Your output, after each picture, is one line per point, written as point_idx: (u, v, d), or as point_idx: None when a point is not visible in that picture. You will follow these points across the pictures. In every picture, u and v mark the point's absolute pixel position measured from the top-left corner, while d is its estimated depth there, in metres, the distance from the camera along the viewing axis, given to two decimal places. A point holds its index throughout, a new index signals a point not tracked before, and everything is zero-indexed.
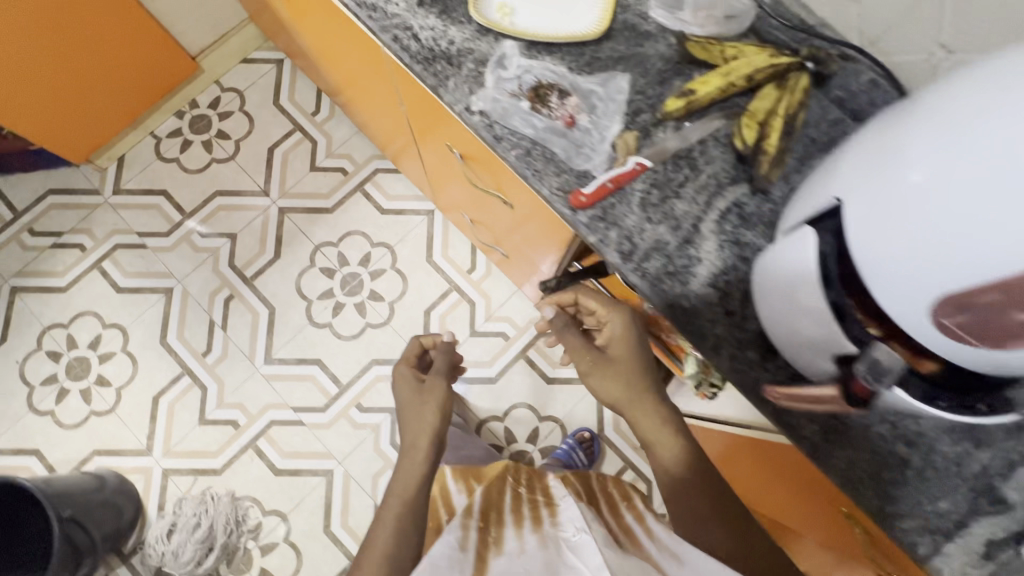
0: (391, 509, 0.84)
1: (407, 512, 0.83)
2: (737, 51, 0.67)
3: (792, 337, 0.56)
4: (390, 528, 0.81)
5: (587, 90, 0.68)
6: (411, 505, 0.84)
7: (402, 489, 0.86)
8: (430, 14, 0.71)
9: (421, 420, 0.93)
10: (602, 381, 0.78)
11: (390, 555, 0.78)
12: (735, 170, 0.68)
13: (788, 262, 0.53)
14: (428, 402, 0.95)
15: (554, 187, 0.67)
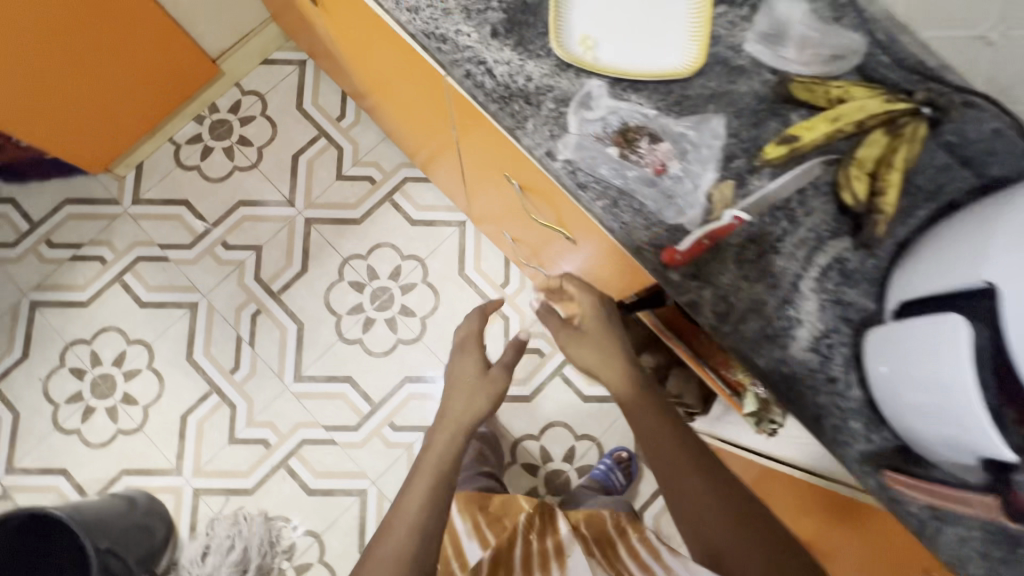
0: (423, 479, 0.89)
1: (435, 484, 0.88)
2: (845, 92, 0.62)
3: (920, 422, 0.53)
4: (419, 498, 0.86)
5: (679, 134, 0.63)
6: (439, 478, 0.89)
7: (434, 460, 0.91)
8: (505, 47, 0.64)
9: (467, 399, 1.00)
10: (577, 350, 0.88)
11: (416, 527, 0.83)
12: (837, 222, 0.62)
13: (933, 351, 0.48)
14: (479, 386, 1.02)
15: (643, 241, 0.62)
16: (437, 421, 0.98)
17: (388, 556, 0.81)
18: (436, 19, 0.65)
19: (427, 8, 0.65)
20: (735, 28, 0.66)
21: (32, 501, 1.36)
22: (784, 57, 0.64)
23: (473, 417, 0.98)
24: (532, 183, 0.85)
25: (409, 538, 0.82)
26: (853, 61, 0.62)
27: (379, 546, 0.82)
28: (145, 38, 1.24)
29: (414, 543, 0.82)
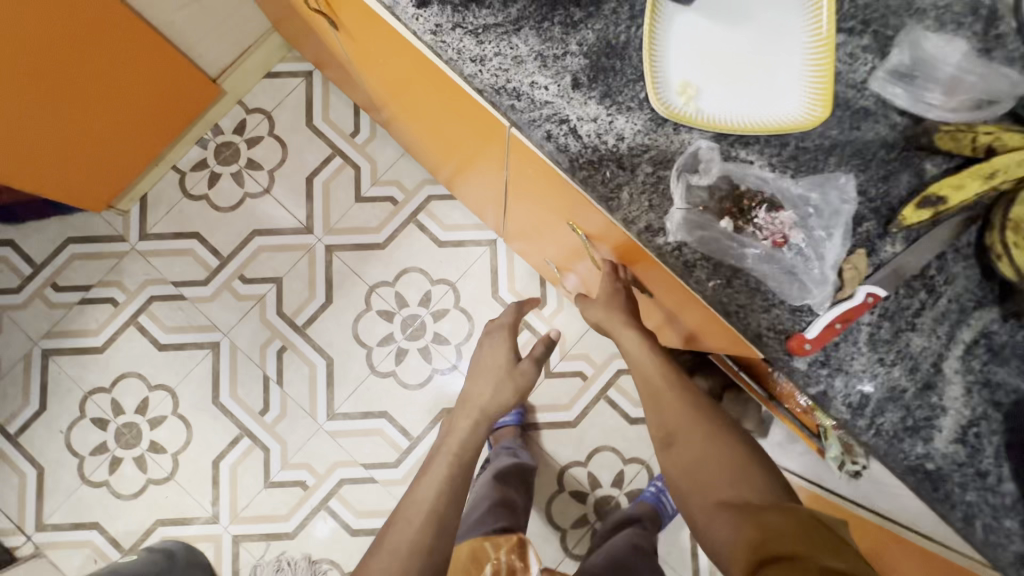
0: (439, 467, 0.83)
1: (456, 472, 0.82)
2: (997, 139, 0.51)
3: None
4: (438, 481, 0.81)
5: (799, 197, 0.54)
6: (458, 463, 0.83)
7: (453, 445, 0.86)
8: (590, 100, 0.55)
9: (489, 388, 0.93)
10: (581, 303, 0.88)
11: (431, 511, 0.77)
12: (982, 290, 0.55)
13: None
14: (505, 379, 0.94)
15: (763, 325, 0.54)
16: (457, 408, 0.93)
17: (401, 543, 0.74)
18: (506, 70, 0.55)
19: (495, 58, 0.55)
20: (857, 62, 0.56)
21: (66, 558, 1.31)
22: (923, 99, 0.54)
23: (496, 409, 0.91)
24: (605, 239, 0.71)
25: (423, 529, 0.75)
26: (1006, 103, 0.52)
27: (390, 534, 0.76)
28: (140, 67, 1.12)
29: (430, 536, 0.75)
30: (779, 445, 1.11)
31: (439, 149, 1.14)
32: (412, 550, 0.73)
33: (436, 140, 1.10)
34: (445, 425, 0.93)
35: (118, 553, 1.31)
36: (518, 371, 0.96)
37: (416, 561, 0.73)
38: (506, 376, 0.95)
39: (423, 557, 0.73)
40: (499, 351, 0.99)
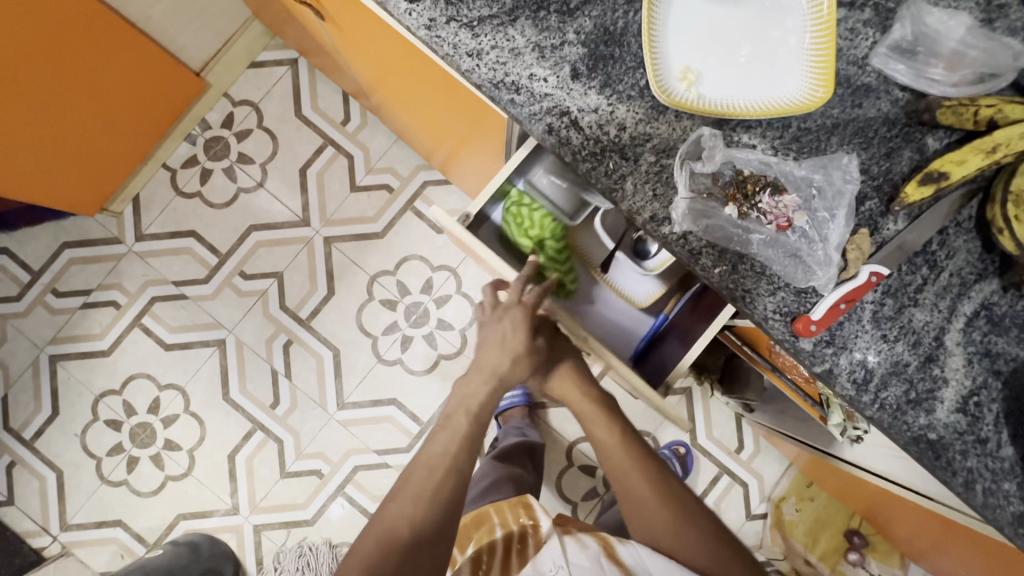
0: (455, 427, 0.75)
1: (473, 436, 0.75)
2: (998, 111, 0.51)
3: None
4: (453, 440, 0.73)
5: (802, 179, 0.54)
6: (475, 425, 0.76)
7: (472, 403, 0.77)
8: (589, 90, 0.54)
9: (506, 359, 0.79)
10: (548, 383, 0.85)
11: (452, 465, 0.71)
12: (982, 263, 0.56)
13: None
14: (521, 356, 0.80)
15: (770, 307, 0.55)
16: (470, 370, 0.81)
17: (422, 487, 0.68)
18: (504, 63, 0.54)
19: (492, 51, 0.54)
20: (857, 37, 0.56)
21: (92, 555, 1.34)
22: (925, 75, 0.54)
23: (514, 380, 0.80)
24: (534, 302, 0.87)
25: (447, 478, 0.69)
26: (1008, 76, 0.52)
27: (409, 482, 0.70)
28: (120, 64, 1.09)
29: (452, 484, 0.69)
30: (782, 414, 1.14)
31: (430, 134, 1.12)
32: (434, 499, 0.67)
33: (425, 126, 1.08)
34: (458, 382, 0.82)
35: (144, 548, 1.35)
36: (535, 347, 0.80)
37: (437, 507, 0.67)
38: (521, 353, 0.80)
39: (444, 506, 0.67)
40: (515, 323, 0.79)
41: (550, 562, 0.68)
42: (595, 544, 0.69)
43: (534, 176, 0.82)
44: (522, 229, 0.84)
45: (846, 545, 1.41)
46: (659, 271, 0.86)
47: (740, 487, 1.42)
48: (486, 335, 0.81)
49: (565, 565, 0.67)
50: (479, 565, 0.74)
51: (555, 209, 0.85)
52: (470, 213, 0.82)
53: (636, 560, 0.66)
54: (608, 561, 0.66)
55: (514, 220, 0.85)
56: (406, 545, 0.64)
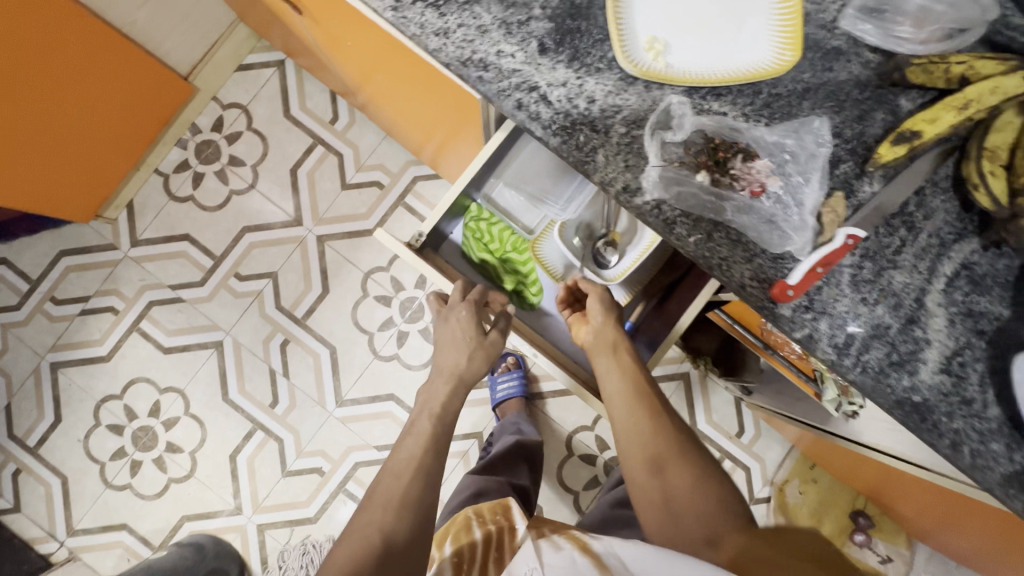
0: (420, 431, 0.73)
1: (439, 434, 0.73)
2: (969, 67, 0.50)
3: None
4: (417, 444, 0.71)
5: (775, 145, 0.54)
6: (440, 420, 0.75)
7: (434, 406, 0.76)
8: (558, 64, 0.54)
9: (464, 357, 0.80)
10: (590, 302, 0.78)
11: (419, 468, 0.68)
12: (961, 222, 0.55)
13: None
14: (476, 349, 0.80)
15: (745, 276, 0.54)
16: (431, 373, 0.80)
17: (388, 494, 0.66)
18: (471, 40, 0.55)
19: (458, 29, 0.55)
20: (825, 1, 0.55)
21: (99, 559, 1.35)
22: (894, 34, 0.54)
23: (475, 376, 0.80)
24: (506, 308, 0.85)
25: (415, 481, 0.67)
26: (977, 32, 0.52)
27: (379, 489, 0.67)
28: (110, 73, 1.10)
29: (419, 486, 0.67)
30: (779, 394, 1.13)
31: (419, 130, 1.12)
32: (404, 504, 0.64)
33: (413, 121, 1.08)
34: (419, 391, 0.81)
35: (150, 550, 1.36)
36: (488, 341, 0.80)
37: (407, 515, 0.64)
38: (476, 346, 0.80)
39: (415, 510, 0.64)
40: (465, 322, 0.80)
41: (523, 565, 0.56)
42: (567, 543, 0.56)
43: (491, 191, 0.86)
44: (481, 243, 0.88)
45: (852, 526, 1.40)
46: (617, 281, 0.84)
47: (741, 471, 1.42)
48: (439, 340, 0.81)
49: (538, 568, 0.54)
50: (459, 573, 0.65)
51: (513, 223, 0.89)
52: (423, 233, 0.81)
53: (609, 547, 0.52)
54: (581, 556, 0.53)
55: (472, 235, 0.88)
56: (379, 551, 0.60)
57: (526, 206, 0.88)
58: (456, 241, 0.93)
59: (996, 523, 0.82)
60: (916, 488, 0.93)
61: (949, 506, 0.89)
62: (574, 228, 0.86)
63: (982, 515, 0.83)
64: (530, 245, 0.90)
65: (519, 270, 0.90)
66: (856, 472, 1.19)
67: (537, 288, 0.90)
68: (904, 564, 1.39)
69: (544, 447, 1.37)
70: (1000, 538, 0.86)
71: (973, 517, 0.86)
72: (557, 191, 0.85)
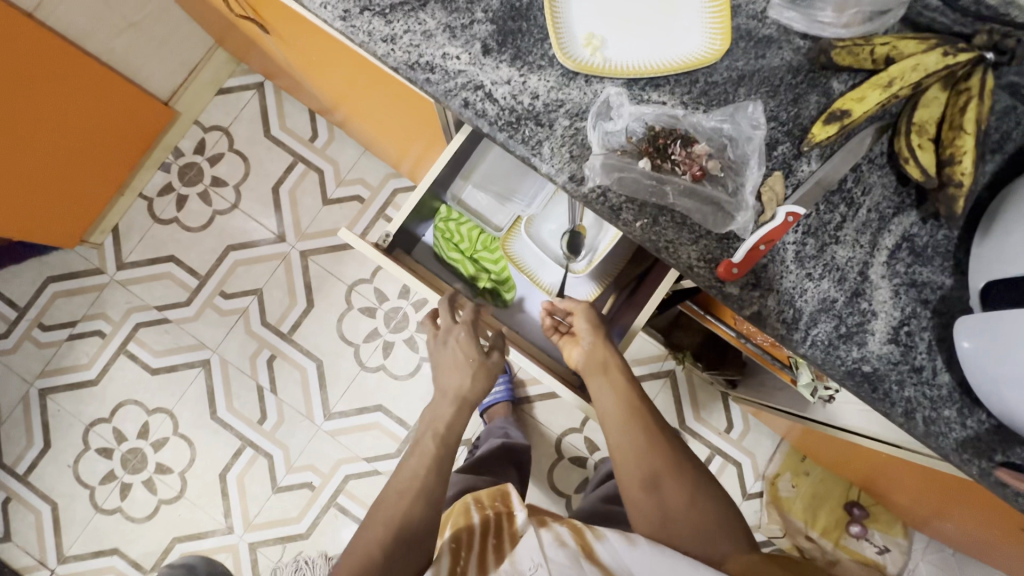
0: (424, 449, 0.70)
1: (445, 455, 0.70)
2: (893, 48, 0.52)
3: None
4: (422, 462, 0.68)
5: (713, 130, 0.56)
6: (446, 440, 0.72)
7: (439, 426, 0.73)
8: (501, 64, 0.57)
9: (467, 378, 0.77)
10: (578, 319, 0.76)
11: (422, 487, 0.65)
12: (899, 196, 0.57)
13: None
14: (478, 370, 0.78)
15: (693, 257, 0.56)
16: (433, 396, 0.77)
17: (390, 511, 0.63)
18: (418, 45, 0.57)
19: (405, 35, 0.57)
20: None
21: None
22: (817, 20, 0.56)
23: (479, 397, 0.78)
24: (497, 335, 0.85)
25: (418, 500, 0.64)
26: (897, 13, 0.54)
27: (380, 507, 0.64)
28: (91, 100, 1.14)
29: (421, 508, 0.63)
30: (762, 385, 1.14)
31: (393, 141, 1.14)
32: (405, 528, 0.61)
33: (386, 133, 1.10)
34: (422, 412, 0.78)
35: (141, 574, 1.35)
36: (490, 362, 0.79)
37: (407, 538, 0.60)
38: (478, 367, 0.78)
39: (416, 535, 0.61)
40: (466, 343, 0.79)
41: (527, 559, 0.54)
42: (573, 540, 0.56)
43: (460, 192, 0.88)
44: (451, 243, 0.89)
45: (847, 518, 1.40)
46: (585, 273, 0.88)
47: (732, 467, 1.42)
48: (439, 363, 0.79)
49: (544, 564, 0.53)
50: (455, 560, 0.57)
51: (484, 223, 0.90)
52: (389, 233, 0.83)
53: (616, 556, 0.54)
54: (588, 563, 0.53)
55: (442, 235, 0.89)
56: (380, 568, 0.58)
57: (497, 205, 0.89)
58: (428, 242, 0.95)
59: (987, 509, 0.82)
60: (910, 477, 0.93)
61: (943, 494, 0.89)
62: (543, 225, 0.89)
63: (970, 502, 0.83)
64: (501, 242, 0.90)
65: (492, 270, 0.90)
66: (847, 463, 1.19)
67: (511, 285, 0.92)
68: (902, 553, 1.38)
69: (533, 451, 1.37)
70: (993, 522, 0.86)
71: (965, 503, 0.85)
72: (523, 189, 0.88)
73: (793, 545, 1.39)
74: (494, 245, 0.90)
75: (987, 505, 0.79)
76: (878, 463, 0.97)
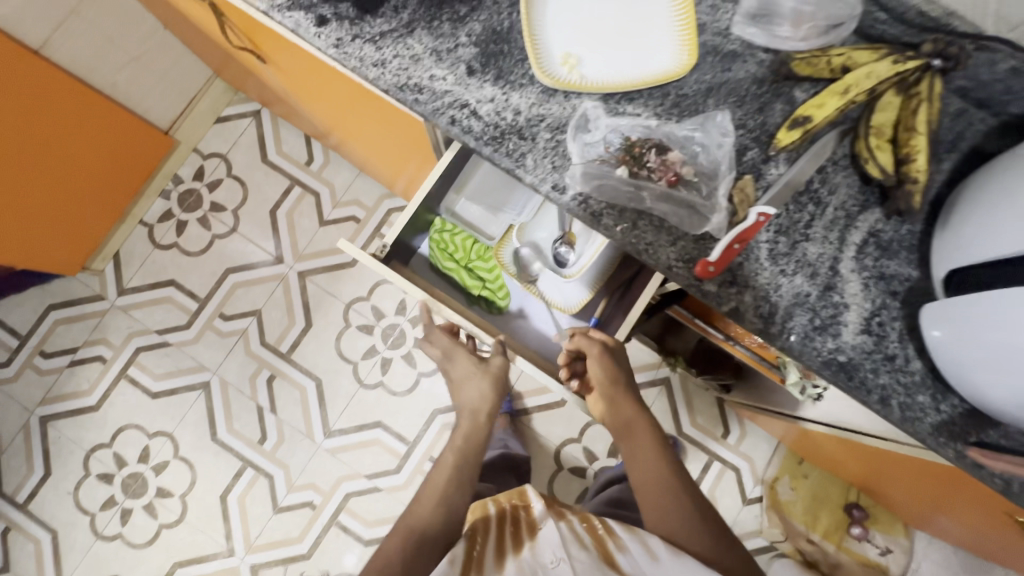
0: (445, 462, 0.71)
1: (464, 466, 0.71)
2: (848, 58, 0.57)
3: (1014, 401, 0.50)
4: (447, 475, 0.69)
5: (685, 138, 0.60)
6: (465, 453, 0.72)
7: (457, 439, 0.74)
8: (484, 83, 0.61)
9: (480, 394, 0.78)
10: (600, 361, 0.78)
11: (443, 497, 0.66)
12: (864, 195, 0.61)
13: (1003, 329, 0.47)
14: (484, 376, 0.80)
15: (673, 258, 0.59)
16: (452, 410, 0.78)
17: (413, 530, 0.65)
18: (406, 68, 0.61)
19: (394, 59, 0.61)
20: (718, 12, 0.63)
21: None
22: (777, 34, 0.60)
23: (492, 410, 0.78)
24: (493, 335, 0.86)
25: (438, 509, 0.65)
26: (849, 25, 0.55)
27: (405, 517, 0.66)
28: (93, 129, 1.18)
29: (442, 521, 0.65)
30: (754, 387, 1.16)
31: (386, 162, 1.17)
32: (423, 537, 0.63)
33: (380, 154, 1.13)
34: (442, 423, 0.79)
35: None
36: (493, 368, 0.81)
37: (425, 546, 0.63)
38: (485, 375, 0.80)
39: (433, 541, 0.63)
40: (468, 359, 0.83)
41: (548, 553, 0.61)
42: (593, 544, 0.62)
43: (453, 205, 0.90)
44: (446, 253, 0.94)
45: (848, 520, 1.40)
46: (577, 278, 0.88)
47: (731, 473, 1.42)
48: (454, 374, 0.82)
49: (565, 558, 0.59)
50: (472, 544, 0.63)
51: (477, 233, 0.93)
52: (387, 243, 0.85)
53: (636, 565, 0.59)
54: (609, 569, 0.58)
55: (437, 245, 0.93)
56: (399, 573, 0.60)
57: (489, 216, 0.92)
58: (423, 254, 0.99)
59: (988, 503, 0.81)
60: (911, 473, 0.92)
61: (944, 489, 0.88)
62: (535, 233, 0.91)
63: (972, 496, 0.83)
64: (493, 251, 0.94)
65: (485, 278, 0.95)
66: (847, 461, 1.19)
67: (505, 293, 0.97)
68: (904, 553, 1.38)
69: (533, 462, 1.38)
70: (996, 514, 0.86)
71: (968, 498, 0.85)
72: (514, 200, 0.91)
73: (795, 549, 1.40)
74: (487, 253, 0.94)
75: (988, 498, 0.79)
76: (877, 458, 0.97)
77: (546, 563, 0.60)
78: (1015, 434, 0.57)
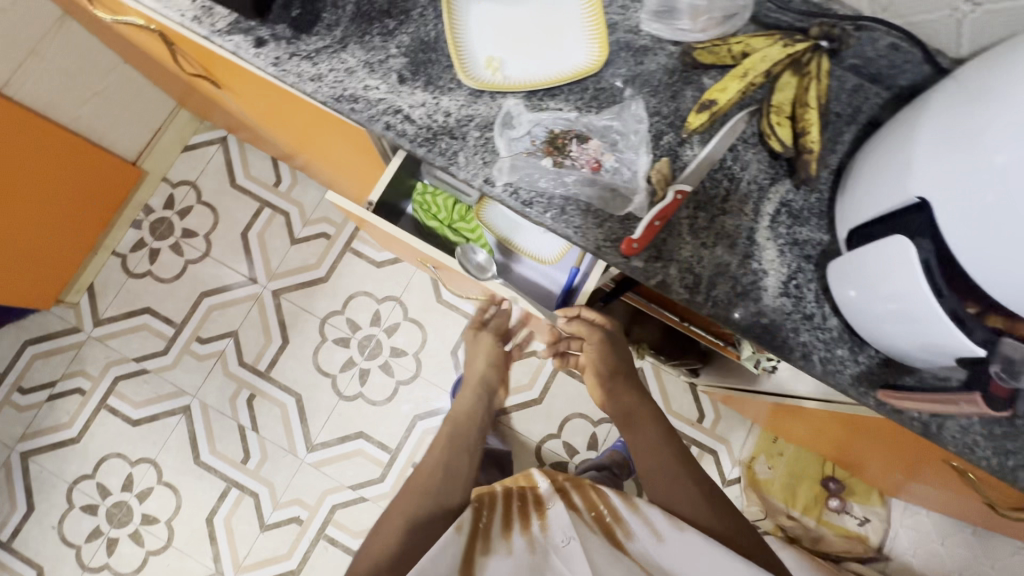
0: (437, 439, 0.86)
1: (455, 436, 0.87)
2: (746, 45, 0.62)
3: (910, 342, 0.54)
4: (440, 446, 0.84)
5: (604, 127, 0.65)
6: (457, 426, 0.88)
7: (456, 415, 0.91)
8: (415, 89, 0.65)
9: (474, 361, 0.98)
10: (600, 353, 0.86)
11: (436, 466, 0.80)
12: (773, 168, 0.66)
13: (890, 277, 0.51)
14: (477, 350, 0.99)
15: (600, 239, 0.63)
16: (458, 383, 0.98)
17: (415, 485, 0.78)
18: (341, 80, 0.66)
19: (330, 73, 0.66)
20: (628, 11, 0.68)
21: None
22: (678, 27, 0.65)
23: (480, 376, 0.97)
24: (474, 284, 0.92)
25: (435, 472, 0.79)
26: (743, 15, 0.63)
27: (409, 483, 0.79)
28: (58, 164, 1.21)
29: (438, 477, 0.79)
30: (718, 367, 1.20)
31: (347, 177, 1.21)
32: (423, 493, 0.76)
33: (341, 170, 1.17)
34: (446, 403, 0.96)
35: None
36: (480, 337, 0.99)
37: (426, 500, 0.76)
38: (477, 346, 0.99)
39: (432, 499, 0.76)
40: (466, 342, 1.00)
41: (559, 534, 0.72)
42: (598, 527, 0.73)
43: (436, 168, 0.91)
44: (429, 214, 0.93)
45: (825, 493, 1.44)
46: None
47: (710, 456, 1.46)
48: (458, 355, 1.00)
49: (574, 536, 0.71)
50: (480, 514, 0.76)
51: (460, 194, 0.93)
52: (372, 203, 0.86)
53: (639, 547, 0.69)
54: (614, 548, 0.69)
55: (421, 207, 0.94)
56: (404, 527, 0.72)
57: None
58: (411, 217, 1.00)
59: (937, 461, 0.83)
60: (869, 437, 0.94)
61: (899, 449, 0.90)
62: None
63: (923, 454, 0.85)
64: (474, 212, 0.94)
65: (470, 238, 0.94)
66: (819, 433, 1.22)
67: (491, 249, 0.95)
68: (882, 522, 1.42)
69: (514, 460, 1.40)
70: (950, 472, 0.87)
71: (919, 456, 0.87)
72: None
73: (777, 526, 1.43)
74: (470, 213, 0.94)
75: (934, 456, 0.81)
76: (838, 428, 0.98)
77: (557, 541, 0.72)
78: (929, 378, 0.59)
